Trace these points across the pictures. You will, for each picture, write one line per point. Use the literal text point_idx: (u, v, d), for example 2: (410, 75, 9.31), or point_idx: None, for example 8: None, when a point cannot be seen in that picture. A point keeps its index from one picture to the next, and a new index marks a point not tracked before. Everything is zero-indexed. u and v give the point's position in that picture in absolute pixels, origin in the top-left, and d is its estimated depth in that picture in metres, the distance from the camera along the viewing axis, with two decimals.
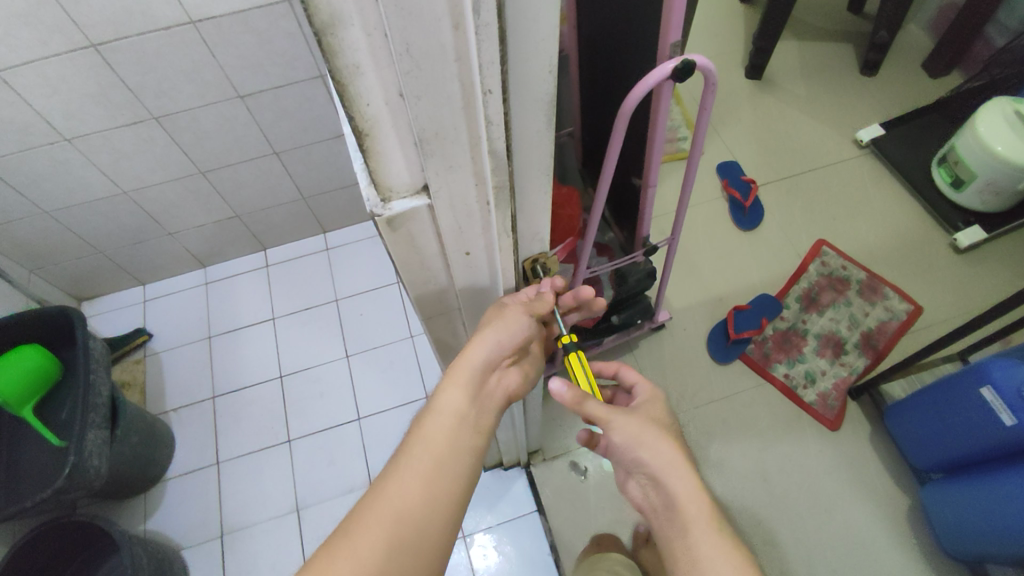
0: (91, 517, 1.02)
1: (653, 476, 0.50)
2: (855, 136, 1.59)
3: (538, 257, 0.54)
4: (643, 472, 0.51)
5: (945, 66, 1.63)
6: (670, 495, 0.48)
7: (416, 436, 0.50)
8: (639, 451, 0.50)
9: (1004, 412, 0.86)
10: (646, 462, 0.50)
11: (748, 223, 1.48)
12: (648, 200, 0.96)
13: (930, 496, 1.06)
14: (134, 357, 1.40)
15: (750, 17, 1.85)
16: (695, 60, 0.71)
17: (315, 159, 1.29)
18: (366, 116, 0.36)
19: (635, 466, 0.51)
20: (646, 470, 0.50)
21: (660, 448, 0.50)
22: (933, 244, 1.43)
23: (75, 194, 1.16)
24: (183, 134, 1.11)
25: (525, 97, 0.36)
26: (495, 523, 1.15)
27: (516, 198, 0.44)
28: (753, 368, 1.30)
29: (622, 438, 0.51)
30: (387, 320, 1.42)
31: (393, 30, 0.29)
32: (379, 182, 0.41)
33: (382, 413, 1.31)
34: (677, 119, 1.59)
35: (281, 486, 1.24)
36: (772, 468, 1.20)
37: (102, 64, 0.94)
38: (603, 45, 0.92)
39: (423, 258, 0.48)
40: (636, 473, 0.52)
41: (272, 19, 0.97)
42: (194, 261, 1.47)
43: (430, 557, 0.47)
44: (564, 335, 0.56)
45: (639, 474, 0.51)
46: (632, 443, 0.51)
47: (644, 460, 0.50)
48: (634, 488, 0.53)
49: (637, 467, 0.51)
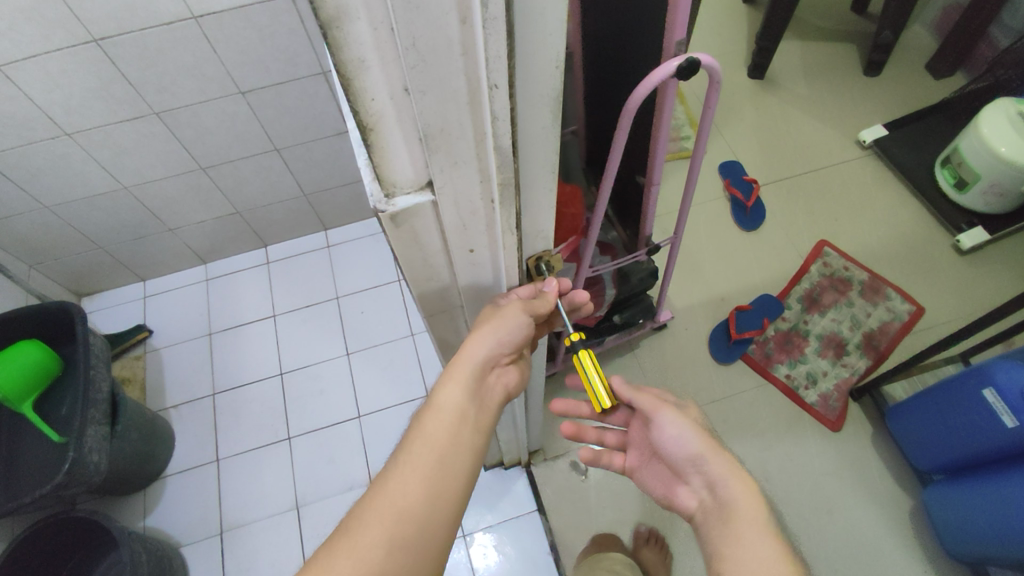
0: (90, 513, 1.02)
1: (711, 479, 0.50)
2: (858, 136, 1.59)
3: (541, 255, 0.53)
4: (701, 473, 0.51)
5: (949, 67, 1.63)
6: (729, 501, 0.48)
7: (416, 434, 0.50)
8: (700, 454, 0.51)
9: (1006, 414, 0.86)
10: (707, 464, 0.50)
11: (750, 223, 1.48)
12: (651, 200, 0.95)
13: (932, 497, 1.06)
14: (133, 353, 1.39)
15: (753, 17, 1.84)
16: (700, 59, 0.71)
17: (316, 156, 1.28)
18: (371, 111, 0.35)
19: (692, 467, 0.52)
20: (705, 473, 0.51)
21: (715, 452, 0.51)
22: (935, 245, 1.43)
23: (75, 188, 1.15)
24: (184, 130, 1.11)
25: (531, 93, 0.36)
26: (495, 522, 1.15)
27: (520, 195, 0.43)
28: (755, 369, 1.30)
29: (679, 436, 0.53)
30: (388, 318, 1.41)
31: (400, 24, 0.29)
32: (383, 177, 0.40)
33: (383, 411, 1.31)
34: (679, 119, 1.59)
35: (280, 484, 1.24)
36: (773, 469, 1.19)
37: (103, 58, 0.94)
38: (606, 43, 0.92)
39: (427, 256, 0.48)
40: (692, 475, 0.52)
41: (274, 14, 0.96)
42: (194, 258, 1.47)
43: (431, 557, 0.46)
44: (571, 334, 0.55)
45: (696, 477, 0.51)
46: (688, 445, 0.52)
47: (702, 462, 0.51)
48: (686, 494, 0.53)
49: (696, 470, 0.51)
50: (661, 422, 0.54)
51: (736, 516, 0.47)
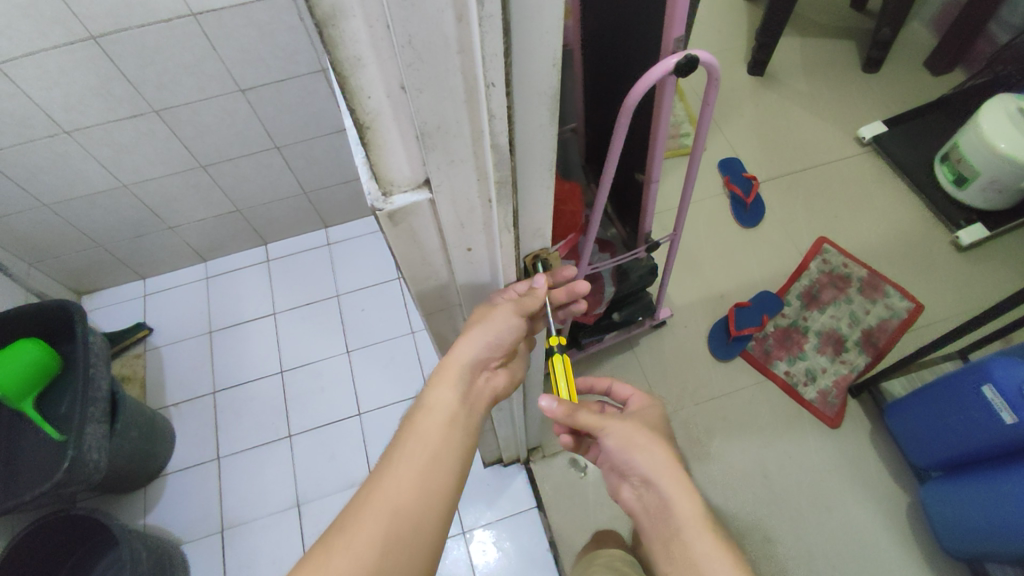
0: (91, 510, 1.02)
1: (648, 478, 0.49)
2: (858, 133, 1.59)
3: (539, 253, 0.53)
4: (638, 473, 0.50)
5: (949, 63, 1.63)
6: (664, 496, 0.48)
7: (407, 433, 0.50)
8: (631, 452, 0.51)
9: (1006, 411, 0.86)
10: (638, 463, 0.50)
11: (749, 220, 1.48)
12: (650, 197, 0.95)
13: (929, 494, 1.06)
14: (133, 351, 1.40)
15: (754, 14, 1.84)
16: (698, 56, 0.70)
17: (316, 154, 1.28)
18: (367, 109, 0.35)
19: (627, 468, 0.51)
20: (639, 473, 0.50)
21: (651, 449, 0.50)
22: (934, 242, 1.43)
23: (75, 187, 1.15)
24: (183, 128, 1.11)
25: (529, 91, 0.36)
26: (495, 519, 1.15)
27: (518, 193, 0.44)
28: (754, 366, 1.30)
29: (613, 443, 0.52)
30: (387, 316, 1.42)
31: (396, 21, 0.29)
32: (380, 175, 0.40)
33: (382, 408, 1.31)
34: (679, 116, 1.59)
35: (281, 482, 1.24)
36: (771, 466, 1.20)
37: (102, 56, 0.94)
38: (606, 39, 0.92)
39: (425, 254, 0.48)
40: (628, 475, 0.51)
41: (274, 13, 0.96)
42: (194, 256, 1.47)
43: (425, 557, 0.46)
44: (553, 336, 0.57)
45: (634, 477, 0.51)
46: (622, 447, 0.51)
47: (636, 462, 0.50)
48: (627, 492, 0.52)
49: (630, 469, 0.51)
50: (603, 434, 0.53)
51: (674, 514, 0.47)
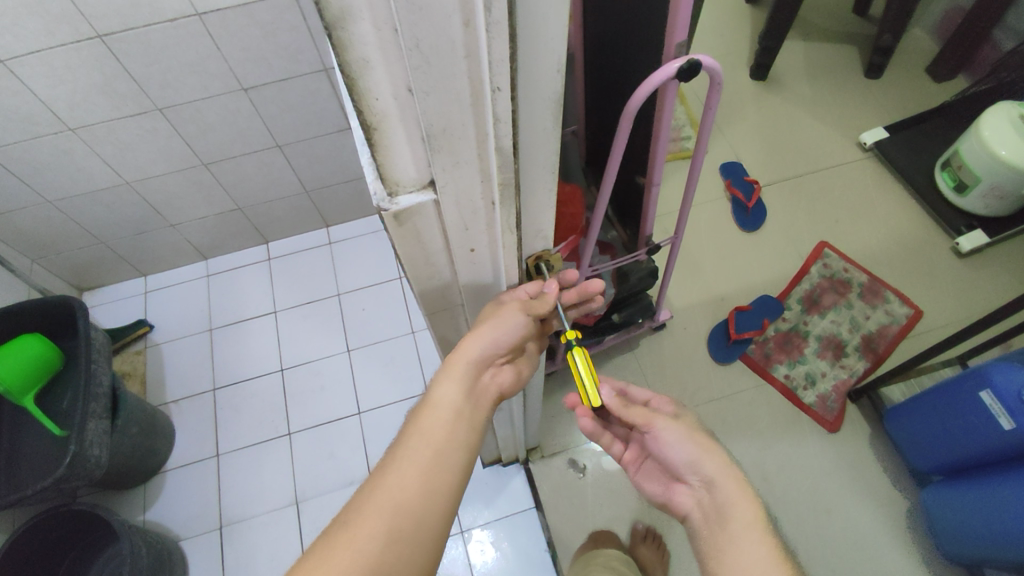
0: (91, 506, 1.02)
1: (708, 479, 0.51)
2: (860, 138, 1.59)
3: (541, 254, 0.54)
4: (697, 472, 0.52)
5: (949, 71, 1.63)
6: (724, 500, 0.49)
7: (412, 429, 0.51)
8: (694, 453, 0.52)
9: (1004, 416, 0.86)
10: (701, 465, 0.51)
11: (750, 224, 1.48)
12: (652, 200, 0.96)
13: (929, 499, 1.06)
14: (134, 348, 1.40)
15: (757, 18, 1.84)
16: (701, 60, 0.71)
17: (318, 152, 1.29)
18: (374, 110, 0.36)
19: (688, 470, 0.52)
20: (699, 475, 0.51)
21: (714, 452, 0.52)
22: (934, 247, 1.43)
23: (78, 183, 1.16)
24: (187, 127, 1.11)
25: (533, 94, 0.36)
26: (492, 519, 1.16)
27: (521, 195, 0.44)
28: (754, 369, 1.31)
29: (675, 441, 0.53)
30: (387, 314, 1.42)
31: (404, 25, 0.29)
32: (386, 176, 0.41)
33: (383, 407, 1.31)
34: (681, 119, 1.60)
35: (280, 479, 1.24)
36: (769, 469, 1.20)
37: (108, 54, 0.94)
38: (609, 42, 0.92)
39: (428, 255, 0.48)
40: (687, 477, 0.52)
41: (278, 12, 0.97)
42: (195, 254, 1.47)
43: (426, 552, 0.47)
44: (568, 332, 0.57)
45: (692, 477, 0.52)
46: (685, 444, 0.53)
47: (697, 463, 0.52)
48: (682, 495, 0.53)
49: (690, 470, 0.52)
50: (660, 431, 0.54)
51: (733, 517, 0.48)
